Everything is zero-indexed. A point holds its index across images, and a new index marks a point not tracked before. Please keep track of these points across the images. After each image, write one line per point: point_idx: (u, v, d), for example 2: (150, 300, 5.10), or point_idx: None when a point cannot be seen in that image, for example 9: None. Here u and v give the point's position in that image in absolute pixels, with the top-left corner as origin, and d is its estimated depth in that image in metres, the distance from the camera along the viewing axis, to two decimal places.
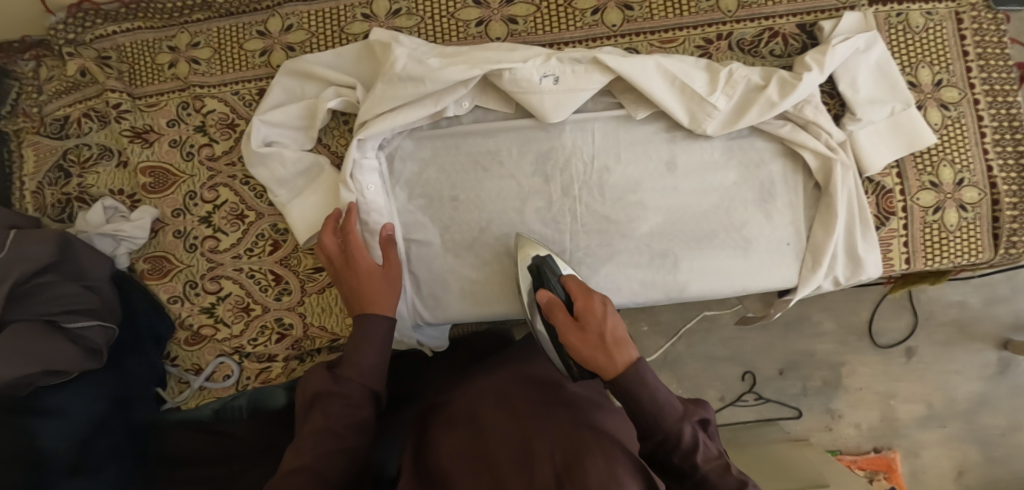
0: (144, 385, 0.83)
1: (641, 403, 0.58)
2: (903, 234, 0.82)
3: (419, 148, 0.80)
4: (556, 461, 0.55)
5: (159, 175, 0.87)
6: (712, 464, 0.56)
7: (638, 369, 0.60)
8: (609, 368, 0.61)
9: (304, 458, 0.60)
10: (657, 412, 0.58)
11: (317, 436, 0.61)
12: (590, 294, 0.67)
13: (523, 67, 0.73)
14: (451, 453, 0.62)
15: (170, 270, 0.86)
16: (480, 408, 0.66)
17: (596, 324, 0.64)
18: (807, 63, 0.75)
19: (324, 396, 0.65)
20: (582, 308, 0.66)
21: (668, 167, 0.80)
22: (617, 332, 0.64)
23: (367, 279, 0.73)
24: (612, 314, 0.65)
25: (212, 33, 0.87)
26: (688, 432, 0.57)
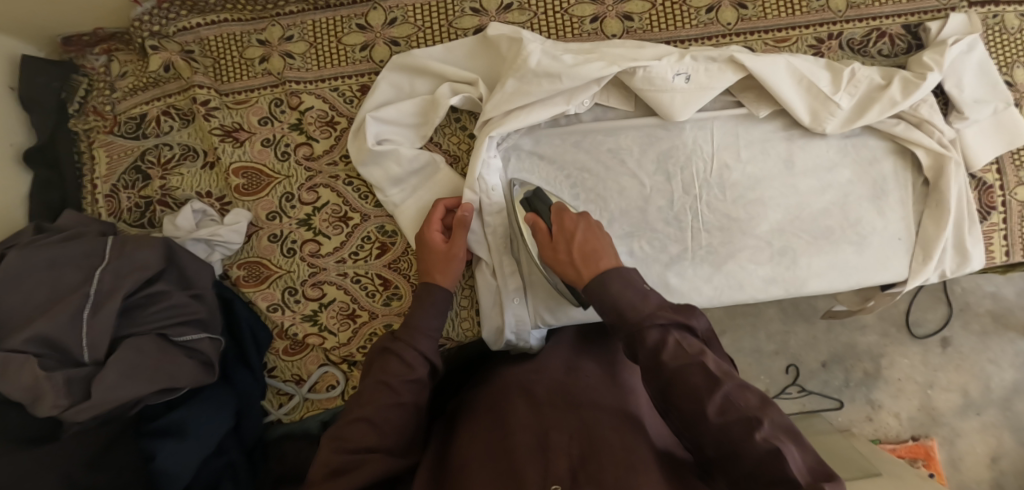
0: (252, 399, 0.79)
1: (618, 298, 0.59)
2: (1002, 227, 0.85)
3: (539, 145, 0.79)
4: (573, 452, 0.54)
5: (252, 176, 0.83)
6: (687, 362, 0.53)
7: (604, 281, 0.60)
8: (575, 280, 0.63)
9: (363, 407, 0.58)
10: (631, 312, 0.58)
11: (372, 389, 0.60)
12: (564, 212, 0.68)
13: (659, 65, 0.72)
14: (483, 432, 0.61)
15: (268, 276, 0.82)
16: (505, 398, 0.66)
17: (565, 241, 0.65)
18: (926, 63, 0.77)
19: (385, 353, 0.64)
20: (556, 224, 0.67)
21: (786, 165, 0.80)
22: (588, 244, 0.64)
23: (435, 250, 0.72)
24: (584, 231, 0.65)
25: (307, 26, 0.83)
26: (654, 334, 0.56)
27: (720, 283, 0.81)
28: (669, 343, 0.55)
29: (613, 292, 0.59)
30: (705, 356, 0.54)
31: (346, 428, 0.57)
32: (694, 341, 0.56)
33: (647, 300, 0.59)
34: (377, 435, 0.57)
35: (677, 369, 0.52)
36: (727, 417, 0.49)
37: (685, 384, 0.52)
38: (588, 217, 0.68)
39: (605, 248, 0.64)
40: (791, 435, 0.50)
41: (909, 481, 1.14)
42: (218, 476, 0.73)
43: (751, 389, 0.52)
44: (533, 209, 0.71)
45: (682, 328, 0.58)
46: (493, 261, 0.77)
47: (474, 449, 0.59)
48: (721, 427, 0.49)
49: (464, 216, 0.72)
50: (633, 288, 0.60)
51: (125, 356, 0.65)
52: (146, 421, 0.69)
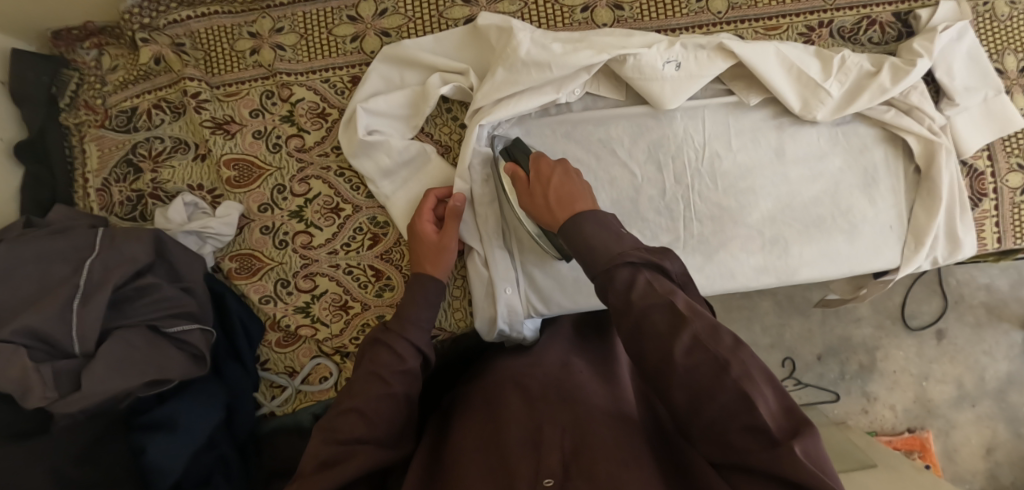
0: (244, 392, 0.79)
1: (590, 237, 0.58)
2: (994, 215, 0.85)
3: (529, 135, 0.79)
4: (566, 446, 0.54)
5: (244, 168, 0.82)
6: (654, 302, 0.51)
7: (577, 219, 0.60)
8: (551, 221, 0.64)
9: (352, 398, 0.57)
10: (602, 251, 0.56)
11: (363, 380, 0.59)
12: (541, 159, 0.68)
13: (648, 53, 0.72)
14: (476, 429, 0.60)
15: (259, 268, 0.82)
16: (499, 393, 0.65)
17: (542, 185, 0.65)
18: (916, 50, 0.77)
19: (375, 345, 0.62)
20: (533, 171, 0.67)
21: (777, 154, 0.81)
22: (564, 188, 0.64)
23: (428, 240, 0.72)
24: (560, 175, 0.66)
25: (297, 17, 0.83)
26: (622, 274, 0.53)
27: (712, 271, 0.81)
28: (638, 283, 0.53)
29: (586, 237, 0.58)
30: (674, 296, 0.51)
31: (336, 418, 0.56)
32: (666, 284, 0.53)
33: (620, 240, 0.57)
34: (367, 426, 0.56)
35: (643, 309, 0.50)
36: (693, 357, 0.47)
37: (651, 327, 0.50)
38: (567, 164, 0.68)
39: (580, 190, 0.64)
40: (768, 380, 0.46)
41: (904, 471, 1.15)
42: (211, 470, 0.73)
43: (724, 329, 0.49)
44: (514, 160, 0.71)
45: (654, 269, 0.54)
46: (484, 251, 0.77)
47: (466, 444, 0.58)
48: (687, 367, 0.46)
49: (456, 207, 0.72)
50: (608, 229, 0.59)
51: (115, 348, 0.65)
52: (137, 414, 0.68)
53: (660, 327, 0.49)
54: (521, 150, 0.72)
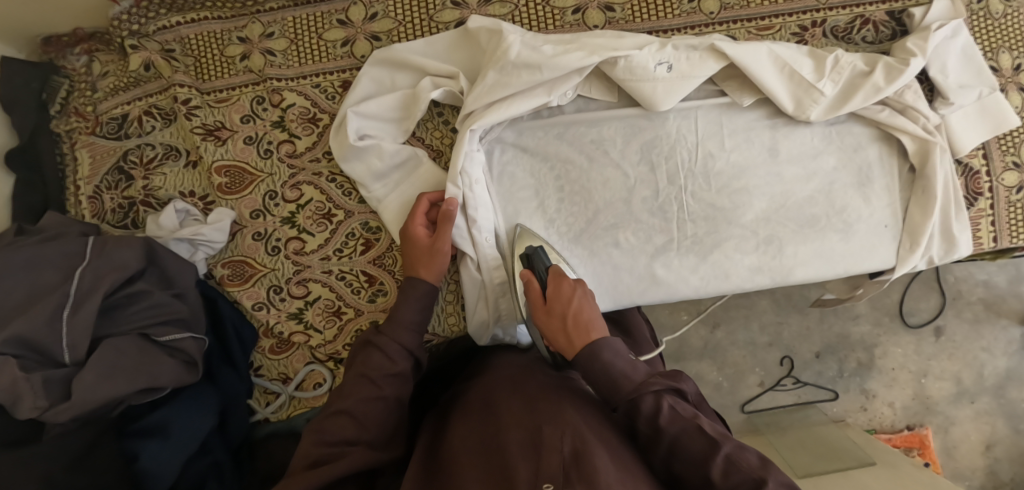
0: (237, 398, 0.78)
1: (614, 368, 0.61)
2: (990, 213, 0.84)
3: (521, 137, 0.79)
4: (566, 448, 0.52)
5: (235, 175, 0.82)
6: (682, 427, 0.55)
7: (597, 346, 0.63)
8: (566, 346, 0.66)
9: (344, 400, 0.60)
10: (624, 379, 0.59)
11: (352, 383, 0.62)
12: (562, 276, 0.70)
13: (640, 54, 0.72)
14: (469, 430, 0.61)
15: (252, 275, 0.82)
16: (496, 396, 0.65)
17: (561, 307, 0.67)
18: (910, 49, 0.77)
19: (367, 347, 0.65)
20: (552, 287, 0.69)
21: (771, 153, 0.80)
22: (581, 314, 0.67)
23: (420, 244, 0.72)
24: (579, 297, 0.68)
25: (287, 22, 0.83)
26: (649, 401, 0.57)
27: (706, 273, 0.81)
28: (664, 407, 0.57)
29: (610, 364, 0.61)
30: (699, 419, 0.57)
31: (328, 419, 0.59)
32: (687, 407, 0.59)
33: (636, 369, 0.61)
34: (356, 427, 0.58)
35: (675, 434, 0.55)
36: (731, 479, 0.51)
37: (686, 449, 0.54)
38: (584, 284, 0.71)
39: (596, 318, 0.67)
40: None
41: (903, 468, 1.16)
42: (204, 476, 0.73)
43: (748, 446, 0.55)
44: (530, 267, 0.73)
45: (674, 392, 0.60)
46: (477, 256, 0.76)
47: (461, 446, 0.58)
48: (726, 489, 0.51)
49: (446, 211, 0.71)
50: (622, 358, 0.63)
51: (105, 356, 0.65)
52: (129, 421, 0.68)
53: (696, 452, 0.54)
54: (539, 258, 0.73)
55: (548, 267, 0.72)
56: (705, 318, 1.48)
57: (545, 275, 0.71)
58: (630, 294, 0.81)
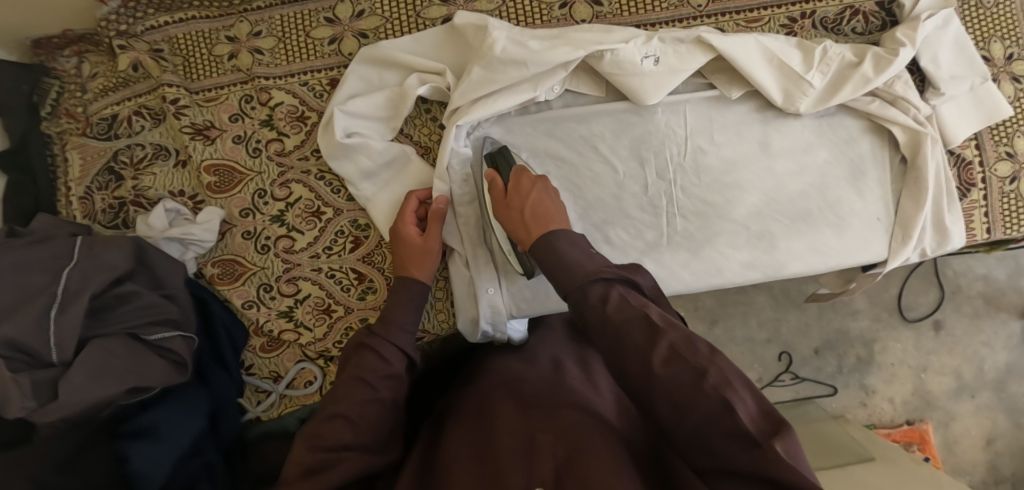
0: (228, 398, 0.78)
1: (563, 254, 0.60)
2: (983, 205, 0.83)
3: (510, 134, 0.78)
4: (559, 459, 0.53)
5: (224, 174, 0.82)
6: (630, 316, 0.52)
7: (550, 237, 0.62)
8: (524, 238, 0.66)
9: (338, 404, 0.57)
10: (576, 268, 0.57)
11: (347, 386, 0.58)
12: (524, 172, 0.70)
13: (626, 48, 0.71)
14: (463, 437, 0.60)
15: (242, 273, 0.81)
16: (488, 398, 0.65)
17: (519, 200, 0.67)
18: (899, 39, 0.76)
19: (361, 349, 0.62)
20: (512, 183, 0.69)
21: (763, 147, 0.79)
22: (540, 206, 0.66)
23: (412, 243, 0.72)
24: (539, 191, 0.68)
25: (275, 21, 0.83)
26: (596, 290, 0.55)
27: (699, 268, 0.80)
28: (612, 297, 0.54)
29: (560, 252, 0.60)
30: (649, 310, 0.52)
31: (320, 424, 0.55)
32: (638, 297, 0.55)
33: (592, 259, 0.58)
34: (353, 431, 0.55)
35: (619, 323, 0.51)
36: (672, 368, 0.47)
37: (629, 340, 0.50)
38: (547, 180, 0.70)
39: (556, 211, 0.66)
40: (748, 387, 0.47)
41: (904, 464, 1.15)
42: (195, 477, 0.72)
43: (700, 339, 0.50)
44: (495, 165, 0.73)
45: (628, 284, 0.56)
46: (465, 252, 0.76)
47: (457, 452, 0.58)
48: (669, 378, 0.47)
49: (440, 209, 0.72)
50: (578, 248, 0.61)
51: (92, 356, 0.64)
52: (121, 421, 0.67)
53: (640, 339, 0.50)
54: (503, 156, 0.73)
55: (513, 166, 0.72)
56: (702, 314, 1.47)
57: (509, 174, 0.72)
58: None
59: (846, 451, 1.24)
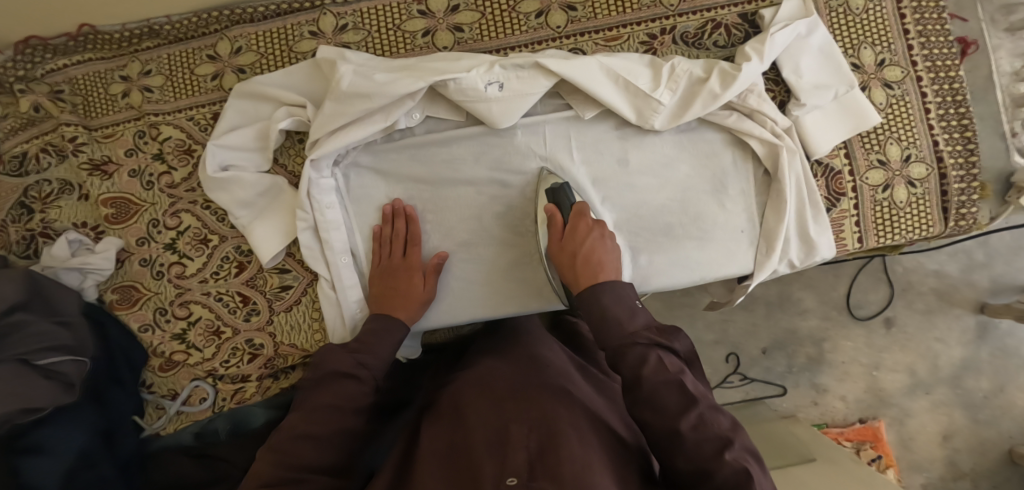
0: (121, 416, 0.83)
1: (608, 311, 0.66)
2: (854, 214, 0.83)
3: (376, 161, 0.82)
4: (531, 444, 0.56)
5: (120, 206, 0.87)
6: (665, 379, 0.58)
7: (597, 289, 0.68)
8: (571, 280, 0.72)
9: (310, 425, 0.62)
10: (617, 327, 0.64)
11: (321, 410, 0.63)
12: (584, 215, 0.74)
13: (468, 76, 0.74)
14: (434, 444, 0.62)
15: (138, 298, 0.87)
16: (464, 396, 0.68)
17: (574, 244, 0.72)
18: (747, 53, 0.76)
19: (338, 376, 0.66)
20: (571, 225, 0.74)
21: (621, 164, 0.81)
22: (592, 254, 0.71)
23: (413, 290, 0.78)
24: (593, 240, 0.73)
25: (163, 60, 0.88)
26: (638, 350, 0.61)
27: None
28: (650, 360, 0.60)
29: (606, 307, 0.66)
30: (684, 376, 0.59)
31: (291, 443, 0.60)
32: (675, 360, 0.61)
33: (633, 318, 0.64)
34: (316, 451, 0.61)
35: (653, 386, 0.58)
36: (700, 433, 0.55)
37: (662, 400, 0.57)
38: (603, 224, 0.75)
39: (606, 260, 0.71)
40: (747, 453, 0.56)
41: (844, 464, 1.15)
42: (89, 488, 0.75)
43: (725, 413, 0.59)
44: (556, 201, 0.77)
45: (664, 349, 0.62)
46: (331, 276, 0.81)
47: (433, 455, 0.60)
48: (694, 441, 0.55)
49: (440, 263, 0.79)
50: (623, 303, 0.66)
51: None
52: (16, 437, 0.70)
53: (671, 403, 0.57)
54: (564, 192, 0.77)
55: (574, 202, 0.76)
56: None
57: (569, 209, 0.76)
58: (486, 308, 0.83)
59: (792, 453, 1.23)
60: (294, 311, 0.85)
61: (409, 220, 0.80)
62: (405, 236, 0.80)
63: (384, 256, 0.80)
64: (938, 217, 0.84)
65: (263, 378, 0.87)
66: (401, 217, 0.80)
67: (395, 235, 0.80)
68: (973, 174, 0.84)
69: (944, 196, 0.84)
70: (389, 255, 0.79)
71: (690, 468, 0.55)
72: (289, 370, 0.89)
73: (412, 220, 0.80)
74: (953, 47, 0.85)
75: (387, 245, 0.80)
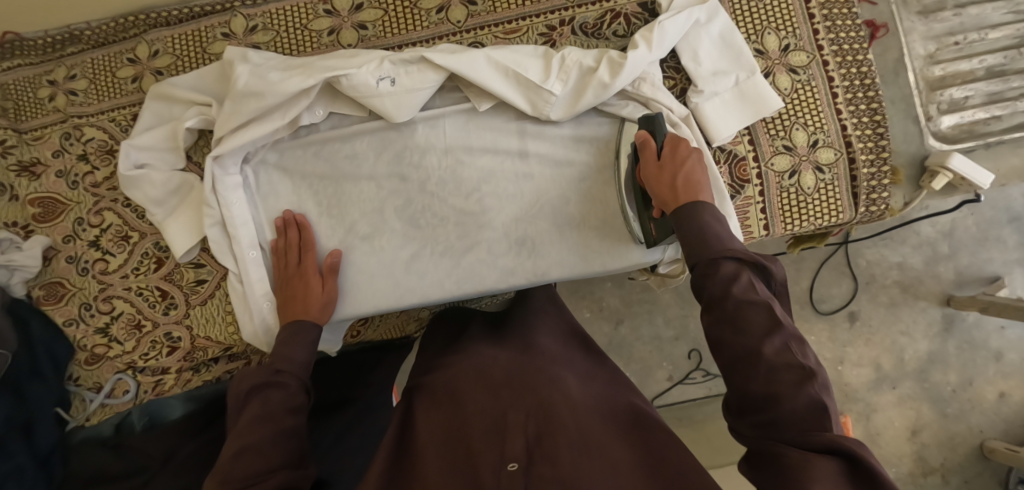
0: (42, 409, 0.83)
1: (708, 229, 0.59)
2: (759, 201, 0.82)
3: (283, 158, 0.84)
4: (530, 430, 0.56)
5: (48, 205, 0.90)
6: (753, 301, 0.52)
7: (697, 206, 0.62)
8: (668, 202, 0.65)
9: (248, 438, 0.59)
10: (715, 241, 0.58)
11: (253, 422, 0.61)
12: (681, 142, 0.68)
13: (358, 72, 0.75)
14: (431, 423, 0.62)
15: (63, 295, 0.90)
16: (460, 380, 0.67)
17: (674, 165, 0.66)
18: (637, 41, 0.76)
19: (264, 385, 0.65)
20: (668, 150, 0.68)
21: (519, 156, 0.82)
22: (692, 177, 0.65)
23: (312, 293, 0.79)
24: (695, 161, 0.66)
25: (87, 64, 0.91)
26: (728, 267, 0.55)
27: (463, 276, 0.84)
28: (742, 280, 0.54)
29: (704, 223, 0.60)
30: (773, 303, 0.53)
31: (230, 461, 0.58)
32: (762, 286, 0.55)
33: (732, 243, 0.59)
34: (264, 459, 0.58)
35: (739, 307, 0.52)
36: (781, 359, 0.49)
37: (746, 322, 0.51)
38: (701, 150, 0.69)
39: (705, 184, 0.65)
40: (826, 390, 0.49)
41: None
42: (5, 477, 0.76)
43: (810, 346, 0.51)
44: (649, 128, 0.72)
45: (758, 272, 0.56)
46: (238, 271, 0.84)
47: (429, 437, 0.59)
48: (771, 364, 0.49)
49: (334, 261, 0.81)
50: (722, 223, 0.61)
51: None
52: None
53: (756, 325, 0.51)
54: (658, 122, 0.72)
55: (667, 134, 0.71)
56: (607, 314, 1.39)
57: (663, 139, 0.71)
58: (389, 301, 0.85)
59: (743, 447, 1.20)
60: (209, 304, 0.89)
61: (300, 227, 0.82)
62: (299, 244, 0.82)
63: (282, 265, 0.82)
64: (847, 203, 0.83)
65: (182, 370, 0.91)
66: (292, 227, 0.82)
67: (289, 244, 0.82)
68: (883, 158, 0.83)
69: (853, 182, 0.83)
70: (286, 265, 0.81)
71: (762, 397, 0.49)
72: (211, 363, 0.93)
73: (304, 226, 0.82)
74: (861, 30, 0.84)
75: (284, 255, 0.82)
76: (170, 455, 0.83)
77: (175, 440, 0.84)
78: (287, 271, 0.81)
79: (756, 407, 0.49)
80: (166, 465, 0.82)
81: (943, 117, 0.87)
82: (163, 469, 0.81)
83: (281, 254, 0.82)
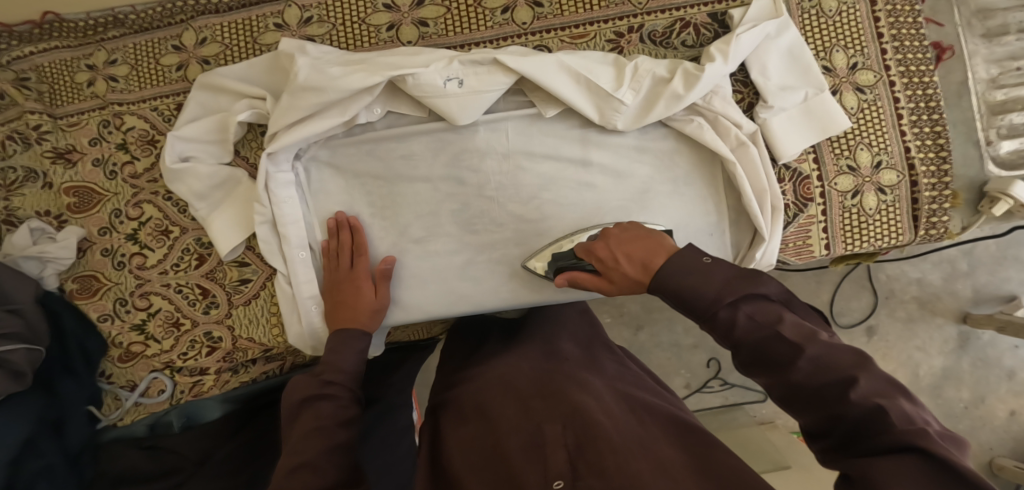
0: (74, 405, 0.81)
1: (682, 287, 0.52)
2: (821, 220, 0.82)
3: (335, 155, 0.81)
4: (569, 442, 0.53)
5: (83, 195, 0.86)
6: (765, 334, 0.48)
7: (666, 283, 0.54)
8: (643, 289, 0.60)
9: (302, 454, 0.57)
10: (696, 300, 0.51)
11: (305, 437, 0.59)
12: (591, 248, 0.67)
13: (426, 72, 0.73)
14: (462, 445, 0.59)
15: (98, 288, 0.86)
16: (487, 396, 0.64)
17: (618, 273, 0.61)
18: (712, 53, 0.75)
19: (306, 402, 0.63)
20: (599, 261, 0.65)
21: (582, 163, 0.80)
22: (633, 255, 0.60)
23: (363, 299, 0.77)
24: (619, 247, 0.62)
25: (129, 49, 0.87)
26: (724, 317, 0.50)
27: (517, 284, 0.82)
28: (741, 319, 0.49)
29: (679, 286, 0.53)
30: (783, 323, 0.48)
31: (288, 478, 0.55)
32: (768, 309, 0.50)
33: (708, 279, 0.51)
34: (319, 478, 0.55)
35: (757, 346, 0.48)
36: (818, 378, 0.44)
37: (771, 359, 0.47)
38: (609, 233, 0.66)
39: (648, 245, 0.60)
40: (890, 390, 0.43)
41: (818, 473, 1.12)
42: (35, 477, 0.74)
43: (845, 349, 0.46)
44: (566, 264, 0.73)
45: (750, 299, 0.50)
46: (287, 271, 0.81)
47: (467, 458, 0.57)
48: (818, 388, 0.44)
49: (388, 268, 0.79)
50: (685, 267, 0.54)
51: None
52: None
53: (779, 359, 0.47)
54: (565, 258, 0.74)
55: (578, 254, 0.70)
56: (628, 320, 1.38)
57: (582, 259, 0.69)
58: (438, 307, 0.83)
59: (762, 458, 1.20)
60: (253, 305, 0.86)
61: (354, 230, 0.80)
62: (351, 247, 0.79)
63: (334, 268, 0.79)
64: (907, 226, 0.83)
65: (221, 371, 0.87)
66: (346, 228, 0.79)
67: (342, 246, 0.79)
68: (944, 182, 0.83)
69: (914, 204, 0.83)
70: (337, 268, 0.79)
71: (819, 419, 0.44)
72: (249, 364, 0.89)
73: (357, 229, 0.79)
74: (928, 51, 0.83)
75: (335, 258, 0.79)
76: (207, 458, 0.81)
77: (211, 444, 0.83)
78: (336, 280, 0.78)
79: (824, 432, 0.45)
80: (202, 467, 0.80)
81: (1003, 142, 0.87)
82: (199, 471, 0.80)
83: (332, 258, 0.80)
